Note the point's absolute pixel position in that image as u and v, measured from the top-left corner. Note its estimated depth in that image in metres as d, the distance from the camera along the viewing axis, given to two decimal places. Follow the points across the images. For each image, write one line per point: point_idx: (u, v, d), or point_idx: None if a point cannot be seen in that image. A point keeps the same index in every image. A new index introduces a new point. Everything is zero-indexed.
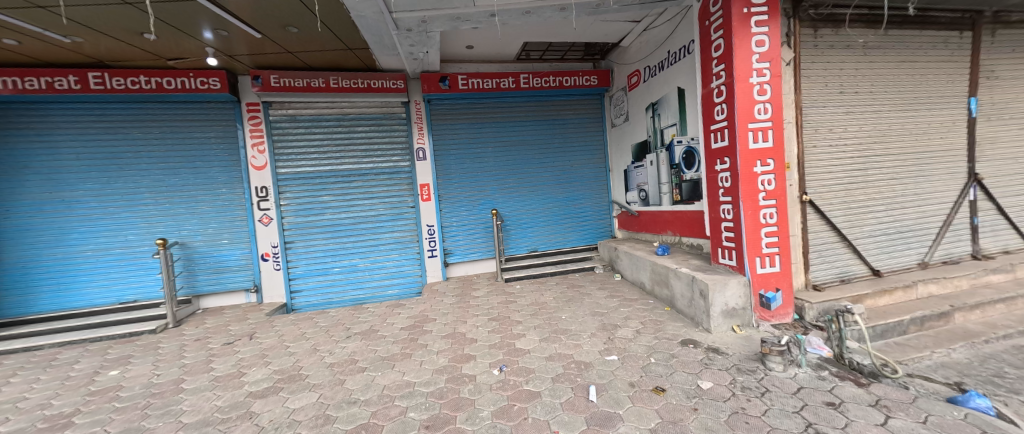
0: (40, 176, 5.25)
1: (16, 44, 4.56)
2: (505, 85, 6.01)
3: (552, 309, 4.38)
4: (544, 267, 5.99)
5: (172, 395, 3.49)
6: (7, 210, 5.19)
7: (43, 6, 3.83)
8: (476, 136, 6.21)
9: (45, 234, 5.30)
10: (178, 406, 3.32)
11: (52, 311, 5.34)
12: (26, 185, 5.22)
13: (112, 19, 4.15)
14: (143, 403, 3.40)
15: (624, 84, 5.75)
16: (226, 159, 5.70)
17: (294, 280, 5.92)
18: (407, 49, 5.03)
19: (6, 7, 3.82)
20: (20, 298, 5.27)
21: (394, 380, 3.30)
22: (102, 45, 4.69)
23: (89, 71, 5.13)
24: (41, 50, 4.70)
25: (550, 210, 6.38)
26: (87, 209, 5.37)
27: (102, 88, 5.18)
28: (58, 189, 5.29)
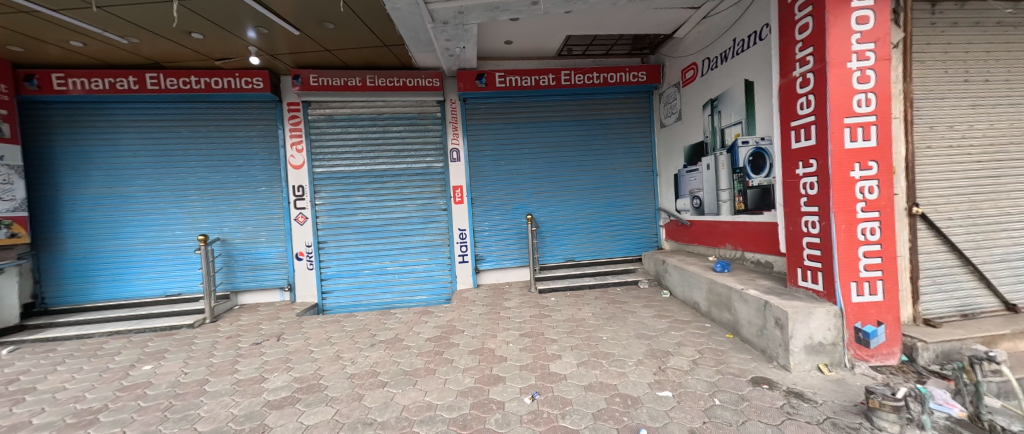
0: (103, 171, 5.44)
1: (83, 46, 4.72)
2: (545, 82, 5.65)
3: (590, 327, 3.97)
4: (582, 278, 5.58)
5: (190, 398, 3.26)
6: (71, 204, 5.38)
7: (98, 6, 3.86)
8: (513, 137, 5.89)
9: (103, 228, 5.45)
10: (195, 412, 3.07)
11: (105, 301, 5.47)
12: (89, 179, 5.41)
13: (160, 18, 4.16)
14: (164, 404, 3.19)
15: (676, 80, 5.31)
16: (267, 158, 5.69)
17: (325, 280, 5.80)
18: (443, 45, 4.80)
19: (67, 8, 3.89)
20: (78, 287, 5.42)
21: (415, 400, 3.00)
22: (157, 45, 4.76)
23: (146, 72, 5.24)
24: (104, 51, 4.85)
25: (589, 217, 5.96)
26: (139, 203, 5.49)
27: (158, 88, 5.28)
28: (117, 184, 5.45)
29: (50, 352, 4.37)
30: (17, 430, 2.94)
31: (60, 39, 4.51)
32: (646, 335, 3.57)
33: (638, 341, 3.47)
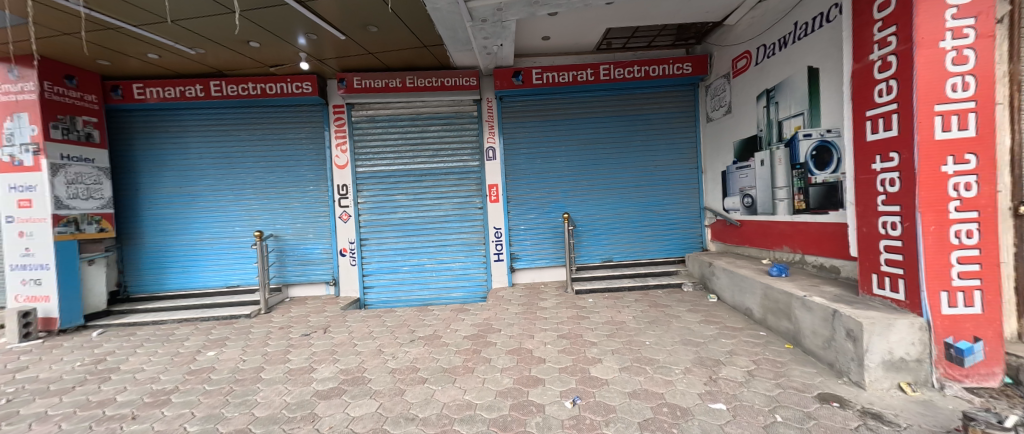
0: (174, 172, 5.91)
1: (158, 59, 5.15)
2: (583, 77, 5.50)
3: (631, 331, 3.81)
4: (621, 279, 5.39)
5: (248, 385, 3.45)
6: (147, 202, 5.89)
7: (170, 20, 4.17)
8: (551, 134, 5.79)
9: (174, 224, 5.93)
10: (252, 398, 3.23)
11: (176, 291, 5.95)
12: (162, 179, 5.90)
13: (223, 29, 4.44)
14: (226, 389, 3.40)
15: (726, 70, 4.99)
16: (314, 159, 5.95)
17: (366, 276, 5.99)
18: (481, 43, 4.79)
19: (145, 24, 4.24)
20: (153, 277, 5.93)
21: (454, 398, 3.00)
22: (220, 55, 5.10)
23: (211, 80, 5.62)
24: (175, 62, 5.27)
25: (628, 216, 5.76)
26: (204, 202, 5.93)
27: (220, 94, 5.63)
28: (185, 184, 5.92)
29: (131, 336, 4.81)
30: (103, 406, 3.23)
31: (139, 52, 4.92)
32: (694, 342, 3.38)
33: (685, 348, 3.29)
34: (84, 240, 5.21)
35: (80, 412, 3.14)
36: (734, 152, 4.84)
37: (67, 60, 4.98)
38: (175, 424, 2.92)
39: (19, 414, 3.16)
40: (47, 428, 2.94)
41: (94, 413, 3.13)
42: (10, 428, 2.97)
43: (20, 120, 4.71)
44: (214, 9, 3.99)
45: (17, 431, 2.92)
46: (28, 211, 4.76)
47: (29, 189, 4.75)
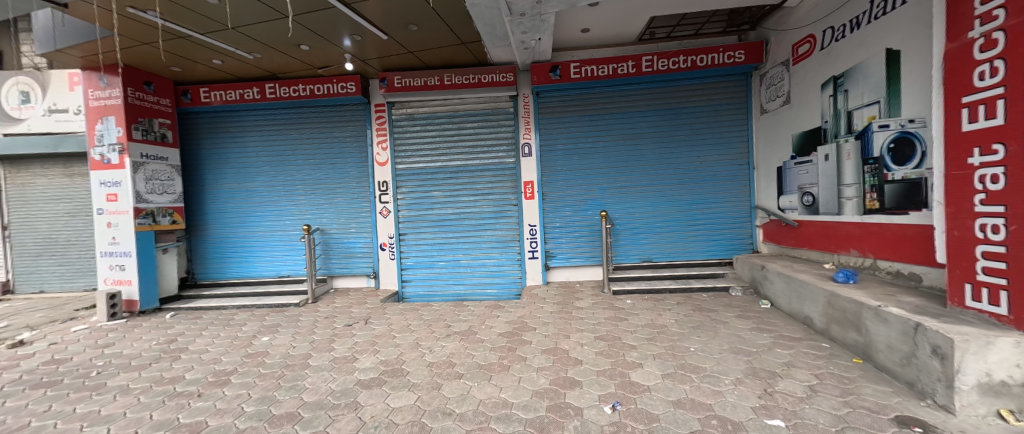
0: (234, 169, 6.31)
1: (221, 64, 5.49)
2: (623, 70, 5.30)
3: (673, 336, 3.62)
4: (662, 281, 5.14)
5: (297, 370, 3.60)
6: (210, 196, 6.33)
7: (231, 27, 4.43)
8: (589, 129, 5.62)
9: (233, 217, 6.33)
10: (301, 383, 3.36)
11: (235, 279, 6.36)
12: (223, 176, 6.31)
13: (277, 34, 4.66)
14: (278, 373, 3.56)
15: (785, 56, 4.62)
16: (357, 156, 6.13)
17: (404, 270, 6.10)
18: (519, 38, 4.71)
19: (210, 31, 4.53)
20: (214, 266, 6.37)
21: (491, 396, 2.97)
22: (274, 59, 5.35)
23: (266, 83, 5.94)
24: (236, 67, 5.60)
25: (670, 215, 5.49)
26: (260, 197, 6.28)
27: (274, 96, 5.94)
28: (244, 180, 6.29)
29: (197, 319, 5.20)
30: (174, 382, 3.49)
31: (205, 59, 5.27)
32: (744, 350, 3.15)
33: (734, 357, 3.07)
34: (160, 231, 5.67)
35: (155, 387, 3.41)
36: (793, 146, 4.49)
37: (147, 68, 5.43)
38: (234, 403, 3.09)
39: (106, 386, 3.47)
40: (128, 400, 3.21)
41: (167, 388, 3.38)
42: (99, 398, 3.27)
43: (109, 122, 5.19)
44: (269, 14, 4.19)
45: (104, 401, 3.20)
46: (114, 204, 5.24)
47: (115, 185, 5.23)
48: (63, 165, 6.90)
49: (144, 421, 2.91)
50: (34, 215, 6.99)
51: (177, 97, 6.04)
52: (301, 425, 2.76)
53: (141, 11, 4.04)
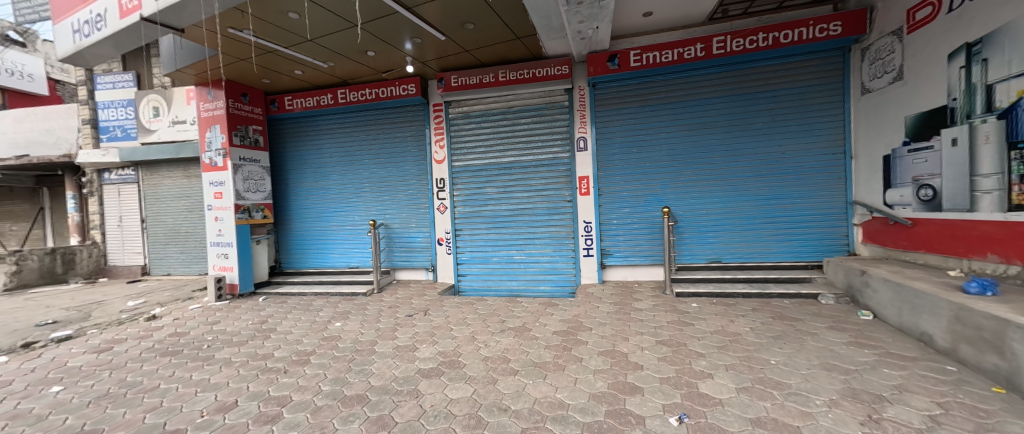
0: (310, 168, 6.79)
1: (301, 74, 5.92)
2: (690, 54, 4.89)
3: (749, 346, 3.25)
4: (734, 284, 4.68)
5: (366, 355, 3.75)
6: (290, 193, 6.88)
7: (309, 39, 4.75)
8: (652, 121, 5.26)
9: (311, 212, 6.81)
10: (369, 367, 3.49)
11: (312, 268, 6.85)
12: (302, 175, 6.83)
13: (346, 43, 4.89)
14: (350, 357, 3.74)
15: (897, 31, 3.97)
16: (416, 154, 6.29)
17: (459, 264, 6.18)
18: (576, 28, 4.52)
19: (292, 44, 4.88)
20: (294, 256, 6.92)
21: (546, 395, 2.86)
22: (345, 66, 5.64)
23: (338, 89, 6.34)
24: (313, 76, 6.00)
25: (744, 211, 4.99)
26: (333, 194, 6.70)
27: (346, 101, 6.34)
28: (319, 179, 6.75)
29: (283, 303, 5.69)
30: (266, 358, 3.81)
31: (288, 70, 5.70)
32: (840, 368, 2.75)
33: (827, 374, 2.69)
34: (255, 225, 6.27)
35: (251, 362, 3.74)
36: (906, 129, 3.86)
37: (242, 80, 6.03)
38: (313, 382, 3.29)
39: (214, 357, 3.88)
40: (230, 372, 3.55)
41: (260, 363, 3.69)
42: (208, 368, 3.65)
43: (215, 131, 5.83)
44: (339, 24, 4.41)
45: (212, 371, 3.57)
46: (219, 201, 5.88)
47: (220, 184, 5.87)
48: (184, 168, 7.85)
49: (242, 391, 3.19)
50: (162, 210, 8.07)
51: (266, 105, 6.63)
52: (368, 407, 2.86)
53: (238, 30, 4.49)
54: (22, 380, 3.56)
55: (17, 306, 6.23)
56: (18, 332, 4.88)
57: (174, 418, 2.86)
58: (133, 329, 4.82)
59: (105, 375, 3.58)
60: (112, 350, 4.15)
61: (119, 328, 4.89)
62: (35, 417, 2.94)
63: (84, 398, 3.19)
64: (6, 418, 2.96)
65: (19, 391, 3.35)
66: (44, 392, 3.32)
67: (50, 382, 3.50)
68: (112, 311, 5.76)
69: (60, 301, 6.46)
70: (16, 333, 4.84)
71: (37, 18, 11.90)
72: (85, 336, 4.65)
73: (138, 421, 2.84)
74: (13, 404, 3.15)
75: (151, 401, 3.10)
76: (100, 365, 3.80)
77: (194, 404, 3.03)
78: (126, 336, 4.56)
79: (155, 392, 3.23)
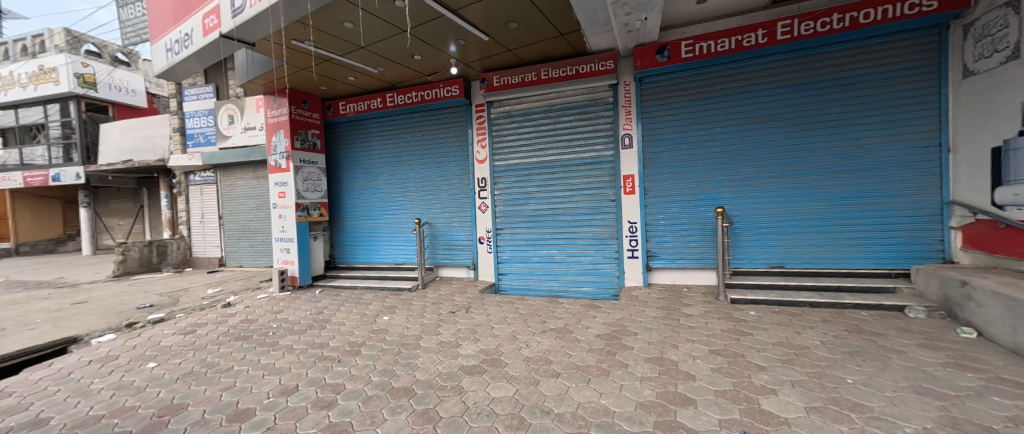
0: (360, 168, 7.07)
1: (354, 80, 6.16)
2: (750, 41, 4.53)
3: (820, 361, 2.94)
4: (800, 292, 4.28)
5: (411, 349, 3.81)
6: (342, 192, 7.21)
7: (362, 46, 4.93)
8: (704, 116, 4.93)
9: (360, 210, 7.10)
10: (414, 361, 3.54)
11: (360, 263, 7.12)
12: (352, 174, 7.13)
13: (396, 48, 5.02)
14: (397, 350, 3.81)
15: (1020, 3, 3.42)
16: (459, 154, 6.34)
17: (500, 263, 6.16)
18: (622, 20, 4.32)
19: (347, 52, 5.09)
20: (345, 251, 7.24)
21: (590, 400, 2.75)
22: (394, 70, 5.79)
23: (387, 93, 6.56)
24: (365, 81, 6.22)
25: (814, 211, 4.55)
26: (381, 193, 6.93)
27: (394, 104, 6.53)
28: (368, 179, 7.02)
29: (337, 295, 5.95)
30: (323, 347, 3.98)
31: (343, 76, 5.95)
32: (934, 392, 2.45)
33: (919, 399, 2.40)
34: (313, 222, 6.63)
35: (310, 349, 3.93)
36: None
37: (303, 87, 6.39)
38: (364, 372, 3.38)
39: (278, 343, 4.12)
40: (292, 358, 3.74)
41: (318, 351, 3.86)
42: (273, 353, 3.88)
43: (280, 135, 6.26)
44: (389, 30, 4.53)
45: (277, 356, 3.79)
46: (283, 199, 6.30)
47: (283, 184, 6.29)
48: (253, 170, 8.48)
49: (302, 376, 3.35)
50: (234, 207, 8.77)
51: (323, 111, 7.00)
52: (415, 400, 2.89)
53: (300, 42, 4.75)
54: (125, 355, 3.98)
55: (121, 290, 7.04)
56: (123, 312, 5.49)
57: (245, 397, 3.05)
58: (213, 314, 5.25)
59: (190, 354, 3.91)
60: (196, 333, 4.54)
61: (201, 313, 5.36)
62: (136, 389, 3.27)
63: (173, 375, 3.50)
64: (112, 388, 3.31)
65: (122, 365, 3.75)
66: (142, 367, 3.68)
67: (146, 358, 3.88)
68: (195, 297, 6.34)
69: (155, 287, 7.22)
70: (121, 313, 5.45)
71: (138, 39, 13.41)
72: (174, 319, 5.13)
73: (216, 399, 3.06)
74: (118, 376, 3.52)
75: (227, 381, 3.34)
76: (186, 345, 4.16)
77: (262, 386, 3.22)
78: (207, 320, 4.98)
79: (230, 373, 3.48)
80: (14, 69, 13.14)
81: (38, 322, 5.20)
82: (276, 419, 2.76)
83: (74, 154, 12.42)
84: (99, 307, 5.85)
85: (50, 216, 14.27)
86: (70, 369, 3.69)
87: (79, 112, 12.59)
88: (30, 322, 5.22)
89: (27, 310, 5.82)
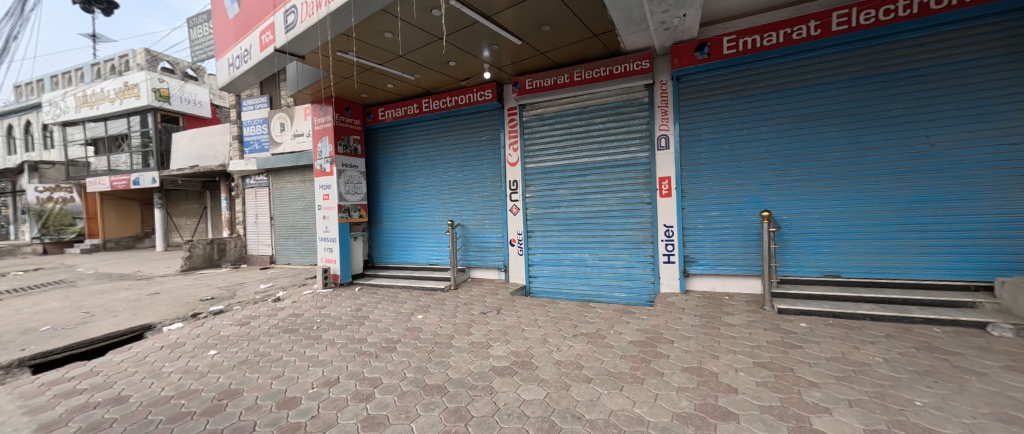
0: (395, 171, 7.26)
1: (392, 87, 6.33)
2: (800, 34, 4.26)
3: (882, 380, 2.69)
4: (859, 304, 3.94)
5: (444, 348, 3.84)
6: (379, 194, 7.43)
7: (400, 55, 5.04)
8: (748, 115, 4.68)
9: (395, 211, 7.28)
10: (447, 360, 3.55)
11: (395, 263, 7.29)
12: (388, 177, 7.33)
13: (432, 56, 5.11)
14: (430, 348, 3.85)
15: None
16: (491, 157, 6.36)
17: (531, 266, 6.10)
18: (659, 18, 4.17)
19: (387, 61, 5.23)
20: (381, 251, 7.44)
21: (623, 408, 2.65)
22: (430, 77, 5.90)
23: (422, 99, 6.70)
24: (402, 88, 6.38)
25: (874, 216, 4.18)
26: (415, 195, 7.08)
27: (428, 109, 6.66)
28: (402, 181, 7.19)
29: (375, 293, 6.12)
30: (362, 342, 4.08)
31: (382, 84, 6.12)
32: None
33: (1003, 428, 2.15)
34: (353, 223, 6.86)
35: (350, 344, 4.04)
36: None
37: (345, 96, 6.65)
38: (399, 368, 3.43)
39: (322, 337, 4.28)
40: (333, 351, 3.86)
41: (357, 346, 3.97)
42: (317, 346, 4.03)
43: (325, 142, 6.56)
44: (426, 39, 4.61)
45: (320, 349, 3.93)
46: (327, 201, 6.57)
47: (327, 187, 6.56)
48: (300, 173, 8.91)
49: (342, 369, 3.45)
50: (283, 207, 9.25)
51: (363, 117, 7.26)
52: (447, 398, 2.89)
53: (344, 53, 4.93)
54: (191, 342, 4.27)
55: (187, 283, 7.61)
56: (189, 303, 5.92)
57: (292, 386, 3.18)
58: (265, 307, 5.54)
59: (244, 344, 4.13)
60: (250, 324, 4.80)
61: (254, 306, 5.67)
62: (199, 374, 3.49)
63: (230, 362, 3.71)
64: (180, 371, 3.55)
65: (188, 351, 4.02)
66: (204, 354, 3.92)
67: (208, 346, 4.14)
68: (249, 291, 6.73)
69: (215, 281, 7.75)
70: (188, 304, 5.87)
71: (205, 56, 14.56)
72: (232, 311, 5.46)
73: (267, 386, 3.20)
74: (184, 361, 3.78)
75: (276, 370, 3.49)
76: (242, 335, 4.40)
77: (307, 376, 3.34)
78: (259, 313, 5.26)
79: (279, 363, 3.63)
80: (104, 86, 14.52)
81: (120, 309, 5.70)
82: (318, 408, 2.85)
83: (150, 160, 13.59)
84: (168, 298, 6.33)
85: (130, 216, 15.69)
86: (145, 353, 4.00)
87: (156, 123, 13.67)
88: (114, 309, 5.73)
89: (112, 299, 6.41)
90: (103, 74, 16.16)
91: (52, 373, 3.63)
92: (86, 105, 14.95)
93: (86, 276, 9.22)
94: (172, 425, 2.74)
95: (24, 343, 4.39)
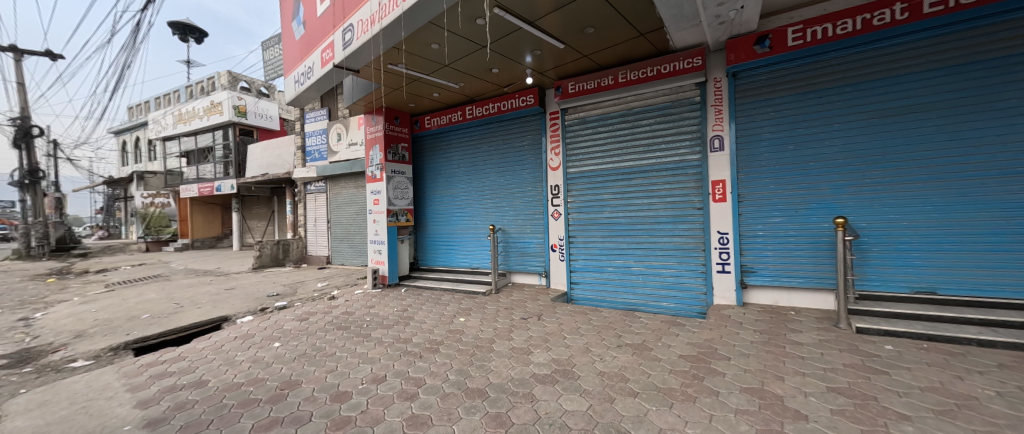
0: (439, 176, 7.39)
1: (437, 96, 6.45)
2: (880, 20, 3.82)
3: (996, 419, 2.30)
4: (961, 326, 3.39)
5: (485, 352, 3.78)
6: (424, 198, 7.60)
7: (446, 64, 5.12)
8: (815, 112, 4.25)
9: (439, 215, 7.40)
10: (488, 364, 3.49)
11: (439, 265, 7.40)
12: (433, 182, 7.48)
13: (476, 64, 5.15)
14: (471, 351, 3.81)
15: None
16: (533, 161, 6.28)
17: (573, 272, 5.91)
18: (714, 11, 3.88)
19: (433, 71, 5.33)
20: (425, 254, 7.58)
21: (674, 428, 2.45)
22: (473, 84, 5.95)
23: (466, 106, 6.80)
24: (447, 97, 6.49)
25: (978, 224, 3.62)
26: (457, 200, 7.16)
27: (471, 116, 6.73)
28: (446, 186, 7.30)
29: (420, 295, 6.23)
30: (407, 342, 4.14)
31: (428, 93, 6.26)
32: None
33: None
34: (400, 226, 7.06)
35: (396, 343, 4.11)
36: None
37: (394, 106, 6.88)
38: (442, 369, 3.42)
39: (371, 335, 4.39)
40: (381, 349, 3.94)
41: (402, 346, 4.02)
42: (366, 343, 4.14)
43: (376, 150, 6.84)
44: (471, 47, 4.64)
45: (370, 346, 4.03)
46: (377, 206, 6.83)
47: (377, 193, 6.82)
48: (355, 180, 9.36)
49: (389, 367, 3.50)
50: (339, 211, 9.74)
51: (410, 126, 7.49)
52: (488, 403, 2.83)
53: (394, 65, 5.10)
54: (259, 334, 4.55)
55: (257, 280, 8.22)
56: (258, 298, 6.36)
57: (345, 381, 3.26)
58: (321, 304, 5.82)
59: (303, 338, 4.33)
60: (309, 320, 5.04)
61: (313, 303, 5.97)
62: (265, 363, 3.69)
63: (291, 354, 3.90)
64: (249, 361, 3.77)
65: (257, 342, 4.28)
66: (269, 345, 4.16)
67: (272, 338, 4.39)
68: (309, 289, 7.12)
69: (280, 278, 8.30)
70: (257, 299, 6.31)
71: (275, 75, 15.87)
72: (294, 307, 5.79)
73: (323, 379, 3.31)
74: (252, 351, 4.02)
75: (331, 364, 3.61)
76: (301, 330, 4.63)
77: (357, 372, 3.42)
78: (316, 310, 5.52)
79: (333, 357, 3.76)
80: (195, 104, 16.21)
81: (203, 302, 6.24)
82: (368, 404, 2.89)
83: (230, 169, 14.96)
84: (242, 292, 6.86)
85: (213, 218, 17.34)
86: (222, 342, 4.32)
87: (234, 136, 15.04)
88: (198, 301, 6.30)
89: (197, 292, 7.06)
90: (194, 95, 18.15)
91: (149, 355, 4.01)
92: (180, 122, 16.75)
93: (177, 271, 10.27)
94: (241, 410, 2.89)
95: (128, 328, 4.91)
